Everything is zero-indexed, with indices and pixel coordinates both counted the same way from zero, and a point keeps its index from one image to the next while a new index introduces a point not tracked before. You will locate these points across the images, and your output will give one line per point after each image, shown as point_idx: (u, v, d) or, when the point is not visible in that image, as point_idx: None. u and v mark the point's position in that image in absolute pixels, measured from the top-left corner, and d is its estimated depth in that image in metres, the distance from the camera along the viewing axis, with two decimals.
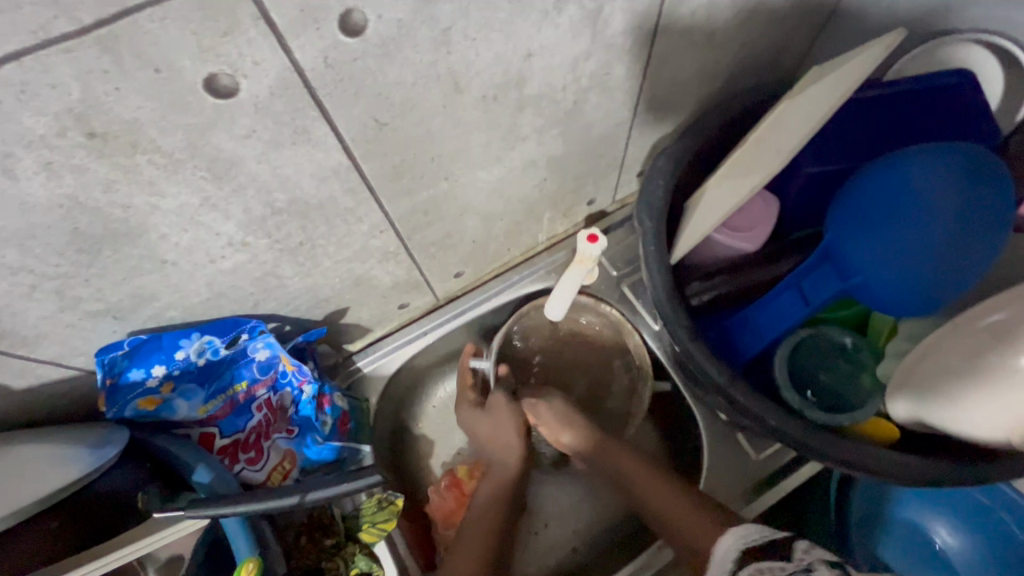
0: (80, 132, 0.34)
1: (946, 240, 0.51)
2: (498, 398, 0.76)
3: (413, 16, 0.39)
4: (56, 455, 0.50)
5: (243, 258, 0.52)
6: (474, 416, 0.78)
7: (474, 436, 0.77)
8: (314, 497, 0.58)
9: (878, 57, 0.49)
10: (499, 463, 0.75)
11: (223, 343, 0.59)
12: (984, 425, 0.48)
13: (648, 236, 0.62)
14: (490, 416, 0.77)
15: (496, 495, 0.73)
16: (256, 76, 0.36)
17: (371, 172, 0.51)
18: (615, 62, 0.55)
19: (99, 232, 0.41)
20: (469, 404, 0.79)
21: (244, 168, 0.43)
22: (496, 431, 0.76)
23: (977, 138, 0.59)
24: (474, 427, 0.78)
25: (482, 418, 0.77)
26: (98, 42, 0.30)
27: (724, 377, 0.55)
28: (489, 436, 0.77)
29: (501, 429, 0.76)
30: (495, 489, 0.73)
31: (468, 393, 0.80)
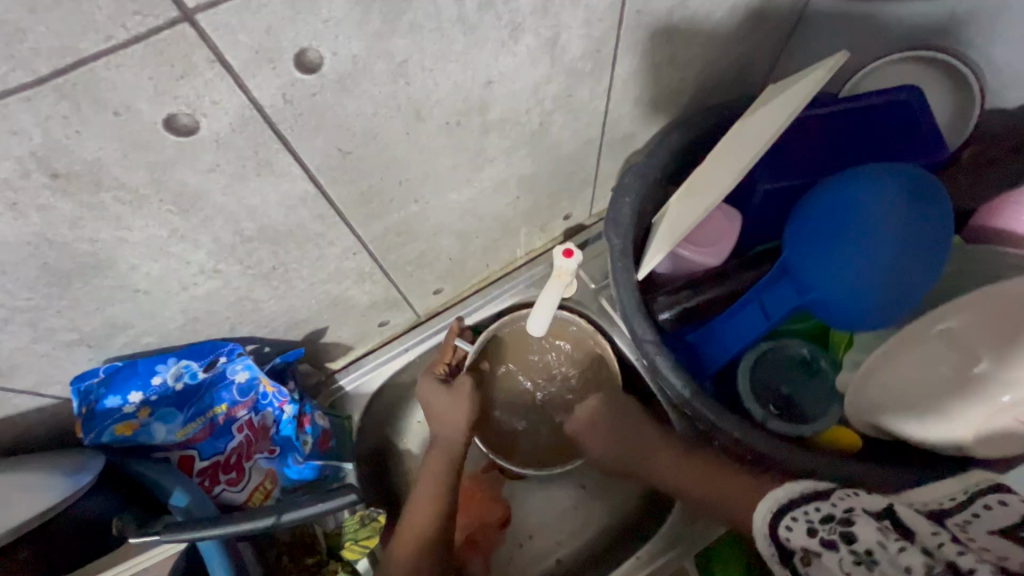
0: (43, 174, 0.35)
1: (899, 252, 0.53)
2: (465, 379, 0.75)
3: (368, 52, 0.40)
4: (30, 483, 0.50)
5: (217, 284, 0.53)
6: (434, 390, 0.75)
7: (428, 408, 0.75)
8: (289, 519, 0.60)
9: (821, 80, 0.51)
10: (445, 442, 0.74)
11: (201, 366, 0.60)
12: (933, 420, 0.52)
13: (617, 252, 0.63)
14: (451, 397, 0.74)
15: (436, 484, 0.71)
16: (214, 114, 0.37)
17: (339, 198, 0.52)
18: (577, 84, 0.57)
19: (68, 266, 0.42)
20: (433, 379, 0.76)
21: (210, 200, 0.44)
22: (450, 413, 0.74)
23: (926, 152, 0.61)
24: (431, 401, 0.75)
25: (440, 393, 0.75)
26: (56, 90, 0.31)
27: (688, 389, 0.57)
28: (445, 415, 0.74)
29: (456, 411, 0.74)
30: (438, 471, 0.72)
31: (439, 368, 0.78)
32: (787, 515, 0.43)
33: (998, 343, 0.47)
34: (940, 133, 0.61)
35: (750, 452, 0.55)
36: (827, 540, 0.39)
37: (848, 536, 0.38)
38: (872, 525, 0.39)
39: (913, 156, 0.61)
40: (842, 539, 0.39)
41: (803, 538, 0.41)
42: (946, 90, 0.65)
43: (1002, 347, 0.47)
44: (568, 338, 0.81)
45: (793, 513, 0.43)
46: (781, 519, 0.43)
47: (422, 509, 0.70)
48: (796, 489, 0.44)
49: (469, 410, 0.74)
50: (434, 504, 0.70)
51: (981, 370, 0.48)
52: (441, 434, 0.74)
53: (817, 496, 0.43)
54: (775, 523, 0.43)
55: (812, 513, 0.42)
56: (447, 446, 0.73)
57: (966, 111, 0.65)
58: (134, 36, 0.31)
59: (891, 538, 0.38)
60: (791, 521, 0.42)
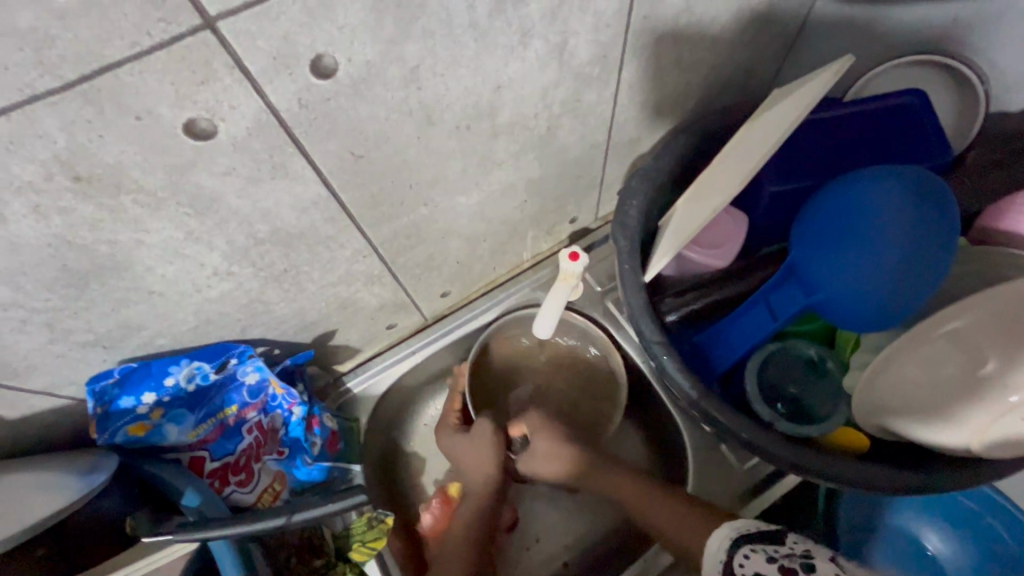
0: (66, 177, 0.36)
1: (907, 256, 0.53)
2: (483, 423, 0.73)
3: (381, 58, 0.41)
4: (46, 483, 0.51)
5: (229, 286, 0.54)
6: (457, 441, 0.75)
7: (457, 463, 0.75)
8: (299, 519, 0.59)
9: (826, 83, 0.52)
10: (476, 490, 0.74)
11: (213, 368, 0.61)
12: (940, 423, 0.52)
13: (623, 255, 0.64)
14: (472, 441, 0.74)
15: (470, 534, 0.72)
16: (232, 119, 0.38)
17: (350, 201, 0.53)
18: (585, 89, 0.58)
19: (86, 267, 0.43)
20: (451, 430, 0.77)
21: (226, 203, 0.45)
22: (477, 461, 0.74)
23: (930, 155, 0.62)
24: (456, 454, 0.75)
25: (462, 444, 0.75)
26: (81, 95, 0.32)
27: (696, 390, 0.57)
28: (469, 462, 0.74)
29: (484, 459, 0.73)
30: (473, 516, 0.74)
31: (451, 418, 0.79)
32: (745, 546, 0.52)
33: (1005, 343, 0.49)
34: (945, 136, 0.62)
35: (760, 453, 0.56)
36: (788, 567, 0.49)
37: (805, 566, 0.49)
38: (824, 566, 0.49)
39: (917, 158, 0.62)
40: (802, 568, 0.48)
41: (760, 565, 0.50)
42: (949, 93, 0.66)
43: (1010, 348, 0.48)
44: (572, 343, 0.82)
45: (752, 545, 0.52)
46: (744, 549, 0.52)
47: (459, 562, 0.70)
48: (754, 530, 0.54)
49: (491, 458, 0.73)
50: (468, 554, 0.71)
51: (989, 370, 0.49)
52: (471, 481, 0.74)
53: (773, 539, 0.52)
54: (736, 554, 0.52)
55: (772, 551, 0.51)
56: (481, 495, 0.74)
57: (970, 112, 0.66)
58: (158, 43, 0.32)
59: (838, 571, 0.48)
60: (749, 552, 0.52)
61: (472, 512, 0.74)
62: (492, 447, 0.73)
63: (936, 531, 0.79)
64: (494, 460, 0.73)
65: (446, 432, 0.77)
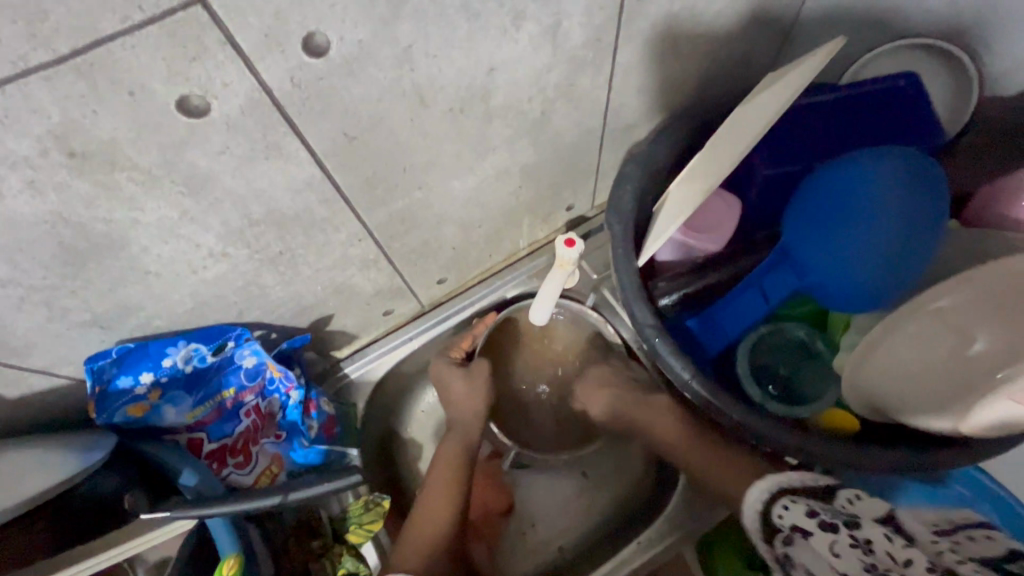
0: (61, 152, 0.36)
1: (892, 234, 0.54)
2: (481, 365, 0.78)
3: (373, 37, 0.41)
4: (47, 457, 0.52)
5: (225, 268, 0.55)
6: (451, 372, 0.78)
7: (447, 394, 0.77)
8: (295, 497, 0.61)
9: (818, 66, 0.53)
10: (463, 427, 0.77)
11: (210, 350, 0.61)
12: (931, 403, 0.52)
13: (618, 239, 0.64)
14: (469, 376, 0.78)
15: (454, 463, 0.74)
16: (225, 96, 0.39)
17: (345, 183, 0.53)
18: (578, 73, 0.58)
19: (82, 245, 0.44)
20: (448, 363, 0.79)
21: (220, 183, 0.45)
22: (471, 395, 0.77)
23: (919, 140, 0.62)
24: (448, 383, 0.77)
25: (457, 378, 0.77)
26: (74, 70, 0.33)
27: (689, 372, 0.58)
28: (460, 399, 0.77)
29: (473, 398, 0.77)
30: (457, 450, 0.76)
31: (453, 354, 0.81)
32: (784, 499, 0.49)
33: (992, 322, 0.48)
34: (936, 120, 0.62)
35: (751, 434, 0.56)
36: (827, 523, 0.44)
37: (850, 523, 0.43)
38: (875, 526, 0.43)
39: (910, 141, 0.62)
40: (844, 525, 0.43)
41: (799, 517, 0.46)
42: (941, 81, 0.66)
43: (995, 327, 0.48)
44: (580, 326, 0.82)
45: (792, 499, 0.49)
46: (784, 501, 0.49)
47: (442, 497, 0.72)
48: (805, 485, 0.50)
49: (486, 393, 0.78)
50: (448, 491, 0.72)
51: (977, 350, 0.49)
52: (458, 417, 0.77)
53: (823, 496, 0.48)
54: (772, 506, 0.50)
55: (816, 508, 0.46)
56: (465, 433, 0.76)
57: (962, 99, 0.66)
58: (149, 17, 0.32)
59: (894, 534, 0.42)
60: (790, 506, 0.48)
61: (453, 448, 0.76)
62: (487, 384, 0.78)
63: None
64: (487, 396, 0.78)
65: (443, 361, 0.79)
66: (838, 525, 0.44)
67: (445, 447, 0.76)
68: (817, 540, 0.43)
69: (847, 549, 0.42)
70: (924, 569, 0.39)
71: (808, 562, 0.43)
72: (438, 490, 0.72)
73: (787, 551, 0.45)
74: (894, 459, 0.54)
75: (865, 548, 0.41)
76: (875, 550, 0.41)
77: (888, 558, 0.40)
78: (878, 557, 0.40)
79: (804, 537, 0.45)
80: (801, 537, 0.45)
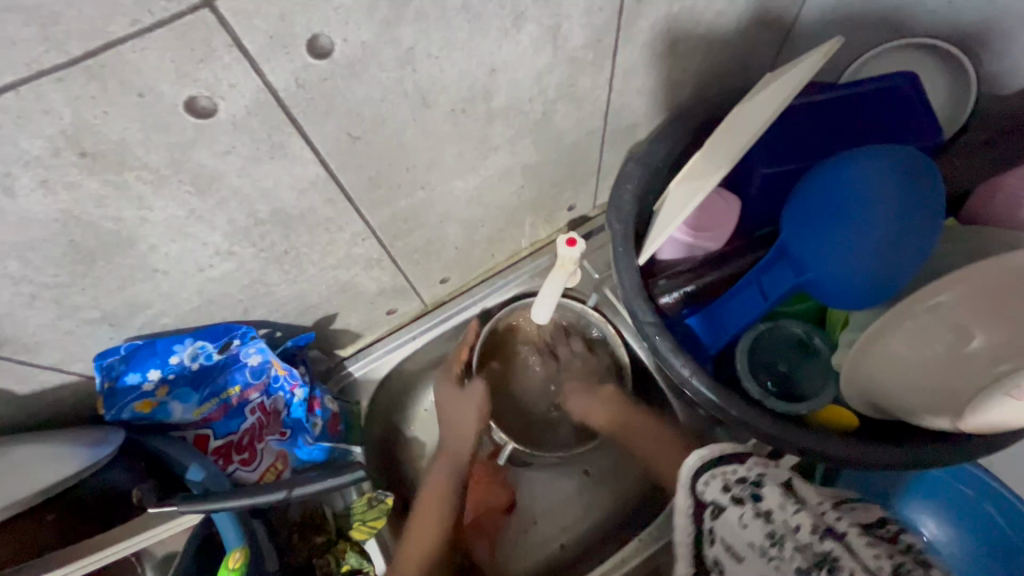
0: (72, 152, 0.37)
1: (890, 232, 0.54)
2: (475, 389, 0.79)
3: (376, 39, 0.42)
4: (54, 453, 0.53)
5: (231, 266, 0.56)
6: (449, 393, 0.79)
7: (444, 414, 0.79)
8: (299, 493, 0.62)
9: (817, 65, 0.53)
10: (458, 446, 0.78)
11: (216, 348, 0.62)
12: (932, 403, 0.54)
13: (618, 238, 0.65)
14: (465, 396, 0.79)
15: (448, 485, 0.75)
16: (231, 98, 0.40)
17: (348, 182, 0.54)
18: (579, 73, 0.59)
19: (92, 244, 0.45)
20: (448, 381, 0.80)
21: (226, 182, 0.46)
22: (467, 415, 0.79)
23: (919, 138, 0.63)
24: (445, 407, 0.80)
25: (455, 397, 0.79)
26: (86, 72, 0.34)
27: (688, 368, 0.58)
28: (457, 419, 0.79)
29: (465, 424, 0.78)
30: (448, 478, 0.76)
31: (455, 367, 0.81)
32: (706, 473, 0.57)
33: (990, 319, 0.50)
34: (935, 119, 0.63)
35: (749, 429, 0.57)
36: (738, 496, 0.53)
37: (754, 495, 0.53)
38: (772, 493, 0.53)
39: (911, 138, 0.62)
40: (749, 498, 0.52)
41: (718, 492, 0.54)
42: (941, 79, 0.67)
43: (992, 321, 0.50)
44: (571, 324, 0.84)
45: (711, 473, 0.56)
46: (705, 477, 0.56)
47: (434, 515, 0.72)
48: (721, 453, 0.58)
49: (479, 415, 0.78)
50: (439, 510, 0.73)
51: (974, 347, 0.50)
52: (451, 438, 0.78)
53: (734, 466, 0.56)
54: (697, 481, 0.57)
55: (729, 480, 0.55)
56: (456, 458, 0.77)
57: (962, 99, 0.66)
58: (159, 21, 0.33)
59: (787, 502, 0.51)
60: (709, 480, 0.56)
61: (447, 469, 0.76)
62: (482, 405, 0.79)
63: (931, 517, 0.80)
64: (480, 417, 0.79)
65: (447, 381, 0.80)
66: (747, 499, 0.53)
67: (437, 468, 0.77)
68: (729, 514, 0.52)
69: (752, 520, 0.51)
70: (810, 532, 0.48)
71: (724, 534, 0.52)
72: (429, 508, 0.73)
73: (710, 527, 0.53)
74: (892, 457, 0.54)
75: (765, 517, 0.51)
76: (773, 518, 0.50)
77: (784, 525, 0.49)
78: (776, 524, 0.50)
79: (722, 511, 0.53)
80: (719, 510, 0.53)
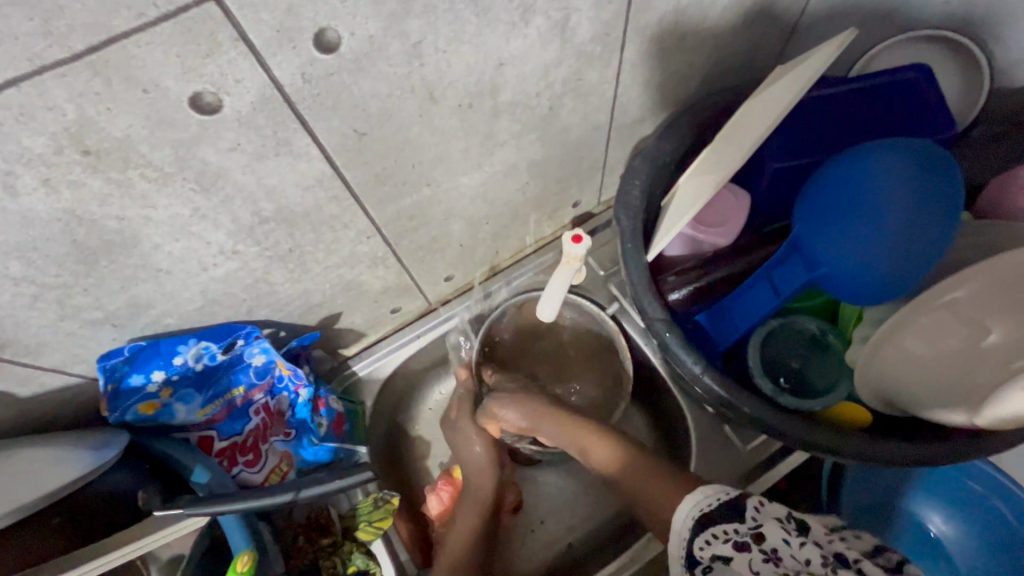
0: (75, 150, 0.37)
1: (901, 226, 0.54)
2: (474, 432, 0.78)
3: (383, 32, 0.41)
4: (57, 456, 0.52)
5: (235, 265, 0.55)
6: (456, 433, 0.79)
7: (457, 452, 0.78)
8: (306, 494, 0.61)
9: (831, 56, 0.52)
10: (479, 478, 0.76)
11: (220, 348, 0.62)
12: (945, 399, 0.53)
13: (626, 235, 0.64)
14: (468, 432, 0.78)
15: (472, 527, 0.73)
16: (237, 93, 0.39)
17: (354, 178, 0.53)
18: (586, 68, 0.58)
19: (95, 244, 0.44)
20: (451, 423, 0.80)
21: (231, 180, 0.45)
22: (475, 450, 0.77)
23: (931, 131, 0.62)
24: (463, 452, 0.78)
25: (461, 434, 0.78)
26: (89, 67, 0.33)
27: (699, 365, 0.58)
28: (469, 452, 0.78)
29: (482, 460, 0.77)
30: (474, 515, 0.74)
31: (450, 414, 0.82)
32: (704, 530, 0.50)
33: (1006, 313, 0.51)
34: (947, 110, 0.62)
35: (759, 426, 0.56)
36: (742, 544, 0.47)
37: (758, 537, 0.47)
38: (777, 528, 0.48)
39: (922, 132, 0.62)
40: (752, 541, 0.47)
41: (718, 547, 0.48)
42: (953, 71, 0.67)
43: (1006, 315, 0.51)
44: (556, 334, 0.84)
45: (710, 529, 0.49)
46: (700, 536, 0.50)
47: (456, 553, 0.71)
48: (716, 503, 0.51)
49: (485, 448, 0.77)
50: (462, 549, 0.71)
51: (990, 342, 0.52)
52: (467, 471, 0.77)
53: (732, 514, 0.49)
54: (696, 536, 0.50)
55: (730, 530, 0.48)
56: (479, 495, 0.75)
57: (972, 91, 0.67)
58: (163, 14, 0.32)
59: (791, 534, 0.47)
60: (709, 537, 0.49)
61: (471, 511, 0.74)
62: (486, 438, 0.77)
63: (937, 513, 0.80)
64: (489, 452, 0.77)
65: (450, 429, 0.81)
66: (751, 544, 0.47)
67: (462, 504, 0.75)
68: (737, 565, 0.46)
69: (763, 566, 0.46)
70: (821, 565, 0.45)
71: None
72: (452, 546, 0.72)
73: None
74: (911, 453, 0.53)
75: (774, 560, 0.46)
76: (785, 560, 0.46)
77: (793, 561, 0.46)
78: (787, 563, 0.45)
79: (727, 563, 0.47)
80: (722, 563, 0.47)
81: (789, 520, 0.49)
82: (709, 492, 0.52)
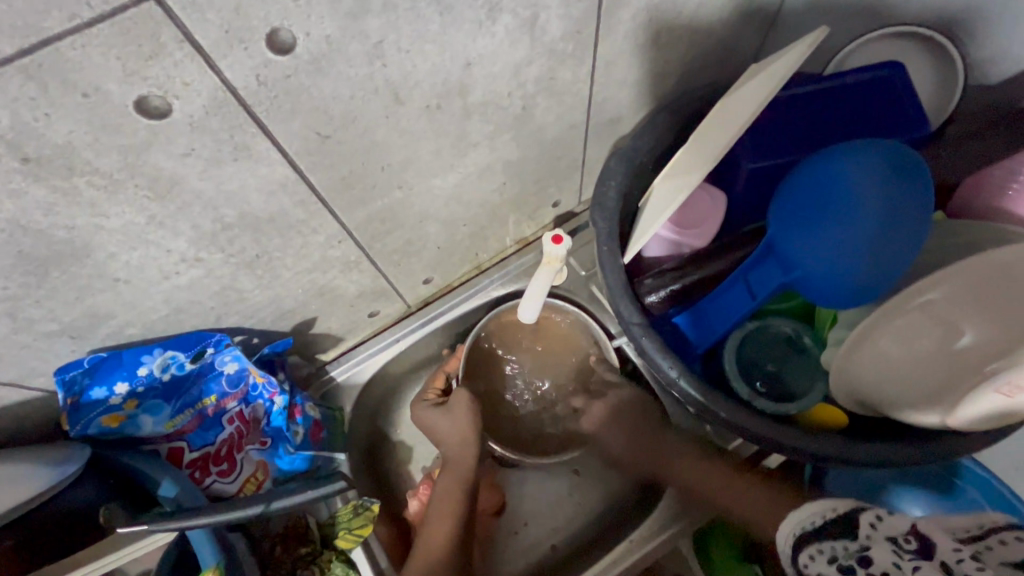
0: (14, 157, 0.35)
1: (876, 225, 0.53)
2: (460, 395, 0.75)
3: (342, 32, 0.40)
4: (8, 473, 0.50)
5: (199, 273, 0.53)
6: (434, 413, 0.75)
7: (434, 433, 0.75)
8: (277, 506, 0.60)
9: (802, 55, 0.51)
10: (459, 457, 0.74)
11: (188, 357, 0.60)
12: (919, 400, 0.54)
13: (602, 236, 0.63)
14: (450, 410, 0.75)
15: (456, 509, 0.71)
16: (187, 96, 0.37)
17: (320, 182, 0.51)
18: (559, 67, 0.57)
19: (44, 254, 0.42)
20: (427, 404, 0.77)
21: (188, 186, 0.44)
22: (456, 424, 0.74)
23: (907, 128, 0.61)
24: (434, 425, 0.75)
25: (440, 413, 0.75)
26: (21, 71, 0.31)
27: (675, 369, 0.57)
28: (450, 430, 0.74)
29: (464, 426, 0.74)
30: (461, 484, 0.72)
31: (430, 395, 0.79)
32: (810, 547, 0.48)
33: (979, 315, 0.50)
34: (922, 108, 0.62)
35: (736, 429, 0.56)
36: (846, 566, 0.45)
37: (865, 559, 0.45)
38: (885, 551, 0.45)
39: (897, 130, 0.61)
40: (859, 563, 0.45)
41: (823, 567, 0.46)
42: (928, 70, 0.66)
43: (982, 318, 0.49)
44: (539, 337, 0.81)
45: (816, 546, 0.48)
46: (802, 554, 0.48)
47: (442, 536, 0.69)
48: (819, 522, 0.49)
49: (471, 421, 0.74)
50: (448, 532, 0.69)
51: (964, 344, 0.51)
52: (451, 447, 0.74)
53: (839, 531, 0.48)
54: (798, 561, 0.48)
55: (834, 549, 0.47)
56: (462, 461, 0.73)
57: (949, 88, 0.66)
58: (99, 14, 0.31)
59: (903, 555, 0.44)
60: (813, 555, 0.47)
61: (452, 481, 0.73)
62: (470, 412, 0.74)
63: None
64: (474, 426, 0.74)
65: (424, 405, 0.77)
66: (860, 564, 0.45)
67: (444, 480, 0.73)
68: None
69: None
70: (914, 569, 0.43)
71: None
72: (438, 530, 0.70)
73: None
74: (885, 453, 0.53)
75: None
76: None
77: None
78: None
79: None
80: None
81: (907, 537, 0.46)
82: (816, 509, 0.50)
